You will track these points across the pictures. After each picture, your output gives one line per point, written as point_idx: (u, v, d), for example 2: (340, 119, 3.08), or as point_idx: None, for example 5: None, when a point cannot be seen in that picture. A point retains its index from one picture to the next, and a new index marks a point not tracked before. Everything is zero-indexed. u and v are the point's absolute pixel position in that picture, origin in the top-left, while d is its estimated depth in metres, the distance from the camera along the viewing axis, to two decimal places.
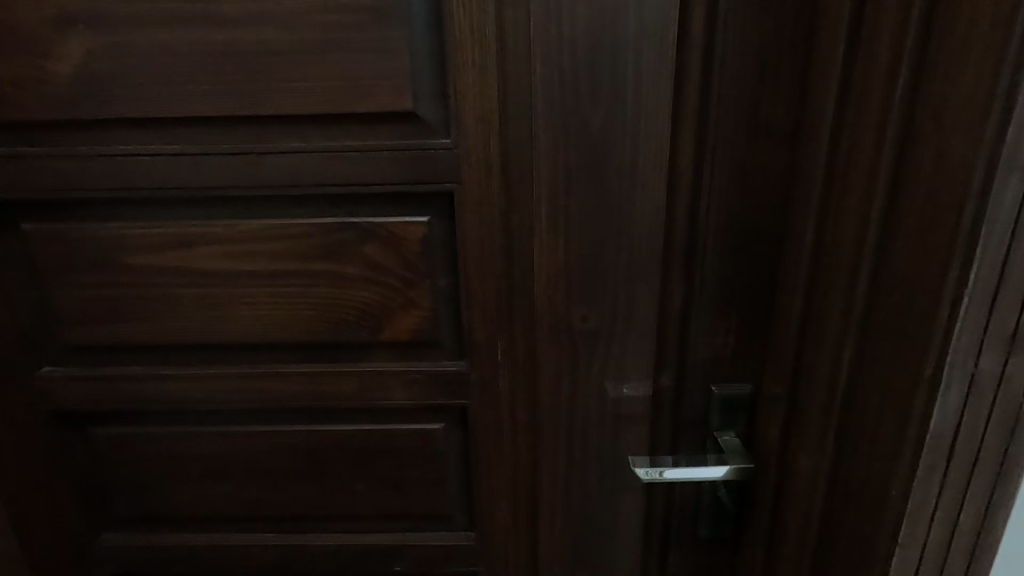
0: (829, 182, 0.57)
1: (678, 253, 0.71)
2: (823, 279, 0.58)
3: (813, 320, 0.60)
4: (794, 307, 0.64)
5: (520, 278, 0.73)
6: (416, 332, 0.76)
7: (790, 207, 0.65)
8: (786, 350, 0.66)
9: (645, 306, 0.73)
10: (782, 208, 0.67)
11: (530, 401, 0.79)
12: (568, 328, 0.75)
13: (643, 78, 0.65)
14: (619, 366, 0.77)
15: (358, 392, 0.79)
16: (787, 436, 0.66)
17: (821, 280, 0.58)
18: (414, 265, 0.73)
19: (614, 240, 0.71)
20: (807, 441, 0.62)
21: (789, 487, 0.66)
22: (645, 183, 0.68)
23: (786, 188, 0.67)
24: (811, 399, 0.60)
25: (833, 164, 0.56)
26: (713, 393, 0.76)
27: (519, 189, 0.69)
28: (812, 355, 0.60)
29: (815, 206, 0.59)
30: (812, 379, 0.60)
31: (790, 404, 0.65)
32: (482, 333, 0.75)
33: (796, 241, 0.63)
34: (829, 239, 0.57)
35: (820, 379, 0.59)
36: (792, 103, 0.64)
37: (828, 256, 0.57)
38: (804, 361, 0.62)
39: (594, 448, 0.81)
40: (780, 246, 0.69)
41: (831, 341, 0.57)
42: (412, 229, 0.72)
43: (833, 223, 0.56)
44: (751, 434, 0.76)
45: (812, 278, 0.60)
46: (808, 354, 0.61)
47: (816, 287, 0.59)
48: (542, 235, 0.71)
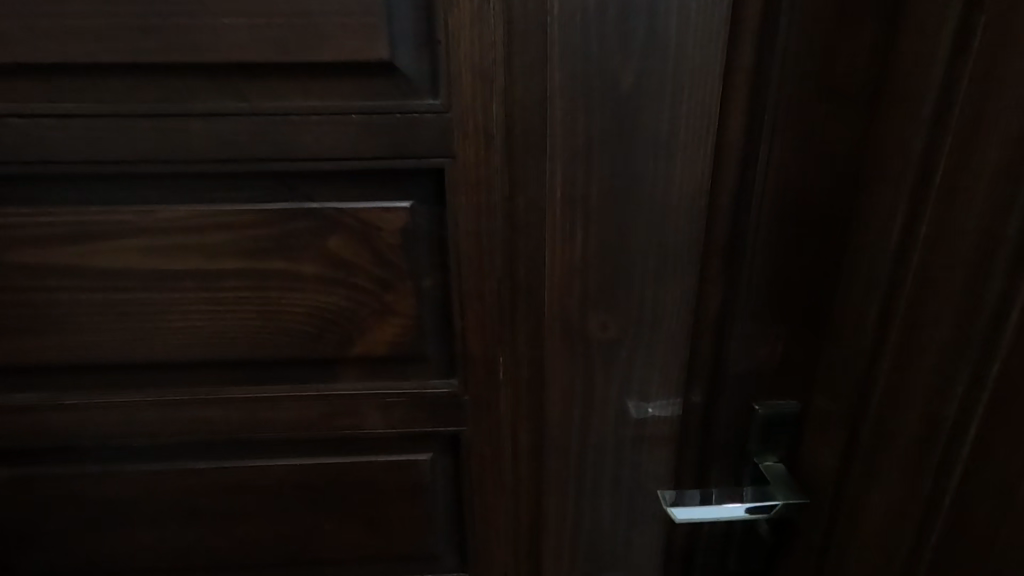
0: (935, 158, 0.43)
1: (721, 248, 0.58)
2: (915, 286, 0.46)
3: (898, 335, 0.48)
4: (869, 316, 0.50)
5: (526, 280, 0.59)
6: (395, 345, 0.61)
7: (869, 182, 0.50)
8: (855, 365, 0.52)
9: (678, 308, 0.62)
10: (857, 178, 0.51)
11: (535, 425, 0.66)
12: (584, 338, 0.62)
13: (689, 28, 0.52)
14: (644, 380, 0.65)
15: (324, 419, 0.64)
16: (858, 470, 0.53)
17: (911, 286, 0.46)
18: (392, 263, 0.58)
19: (643, 233, 0.58)
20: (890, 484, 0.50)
21: (857, 532, 0.53)
22: (688, 164, 0.56)
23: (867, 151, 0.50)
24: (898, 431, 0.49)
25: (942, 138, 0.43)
26: (755, 414, 0.62)
27: (527, 165, 0.55)
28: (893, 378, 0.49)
29: (910, 187, 0.45)
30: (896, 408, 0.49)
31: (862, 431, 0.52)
32: (478, 345, 0.61)
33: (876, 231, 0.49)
34: (930, 235, 0.44)
35: (910, 408, 0.47)
36: (876, 47, 0.48)
37: (926, 257, 0.45)
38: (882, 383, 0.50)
39: (609, 476, 0.68)
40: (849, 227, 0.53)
41: (928, 362, 0.46)
42: (389, 216, 0.56)
43: (940, 217, 0.43)
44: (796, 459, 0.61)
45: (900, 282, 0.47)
46: (893, 377, 0.49)
47: (906, 295, 0.47)
48: (553, 225, 0.56)
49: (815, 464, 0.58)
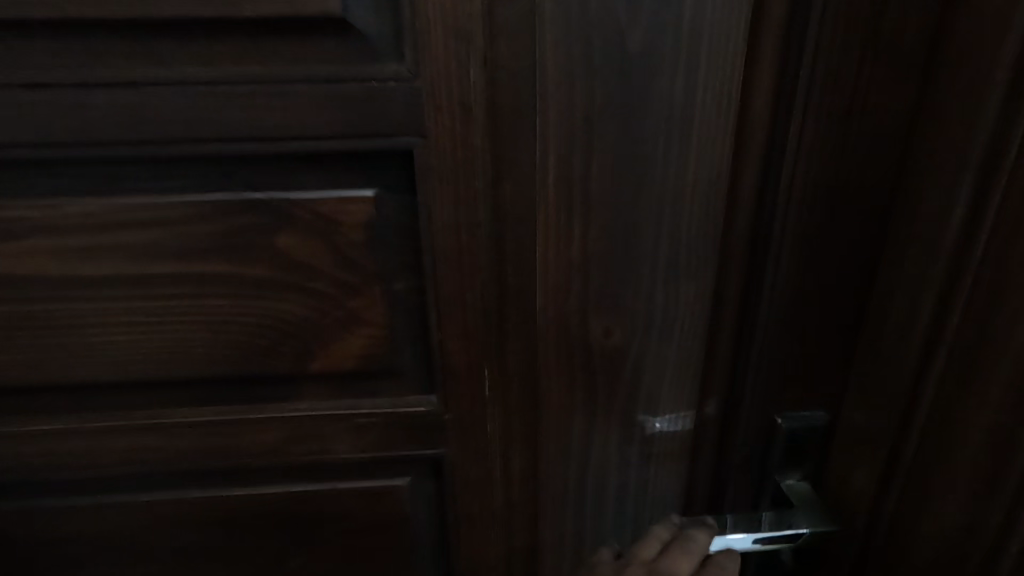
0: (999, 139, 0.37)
1: (742, 241, 0.50)
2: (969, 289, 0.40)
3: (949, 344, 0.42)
4: (915, 321, 0.44)
5: (515, 281, 0.50)
6: (365, 359, 0.53)
7: (920, 168, 0.43)
8: (897, 377, 0.46)
9: (691, 311, 0.53)
10: (903, 164, 0.45)
11: (529, 445, 0.57)
12: (584, 346, 0.53)
13: None
14: (651, 396, 0.57)
15: (285, 445, 0.55)
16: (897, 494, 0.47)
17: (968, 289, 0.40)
18: (356, 264, 0.49)
19: (652, 222, 0.49)
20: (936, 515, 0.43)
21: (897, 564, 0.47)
22: (707, 143, 0.47)
23: (916, 132, 0.43)
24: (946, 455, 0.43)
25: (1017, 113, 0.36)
26: (778, 427, 0.55)
27: (515, 145, 0.45)
28: (943, 393, 0.43)
29: (971, 174, 0.39)
30: (944, 427, 0.43)
31: (901, 451, 0.46)
32: (461, 360, 0.52)
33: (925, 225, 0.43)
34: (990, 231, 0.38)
35: (959, 428, 0.42)
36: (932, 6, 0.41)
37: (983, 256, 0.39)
38: (926, 398, 0.44)
39: (613, 497, 0.61)
40: (890, 218, 0.47)
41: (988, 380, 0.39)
42: (350, 209, 0.47)
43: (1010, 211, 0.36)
44: (823, 474, 0.55)
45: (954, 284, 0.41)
46: (945, 393, 0.42)
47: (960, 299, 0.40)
48: (545, 216, 0.48)
49: (846, 483, 0.52)
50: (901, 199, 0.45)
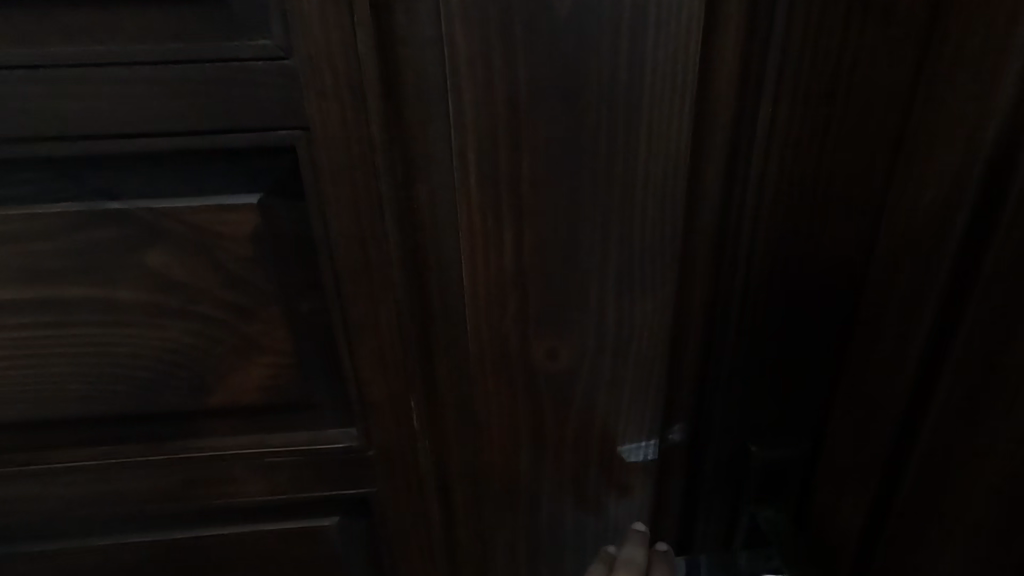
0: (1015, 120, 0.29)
1: (705, 247, 0.42)
2: (971, 308, 0.33)
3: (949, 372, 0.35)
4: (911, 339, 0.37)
5: (439, 297, 0.42)
6: (269, 391, 0.45)
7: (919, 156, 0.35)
8: (888, 403, 0.39)
9: (649, 330, 0.45)
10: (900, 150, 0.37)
11: (469, 479, 0.50)
12: (526, 371, 0.46)
13: None
14: (608, 426, 0.48)
15: (187, 488, 0.48)
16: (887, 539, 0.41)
17: (971, 309, 0.33)
18: (245, 282, 0.41)
19: (598, 226, 0.41)
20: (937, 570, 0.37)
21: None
22: (660, 132, 0.38)
23: (915, 111, 0.35)
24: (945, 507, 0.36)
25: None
26: (751, 455, 0.48)
27: (425, 137, 0.37)
28: (940, 429, 0.36)
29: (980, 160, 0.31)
30: (939, 471, 0.36)
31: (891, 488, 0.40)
32: (381, 390, 0.45)
33: (926, 225, 0.35)
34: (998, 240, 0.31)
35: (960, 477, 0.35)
36: None
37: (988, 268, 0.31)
38: (925, 434, 0.37)
39: (569, 538, 0.53)
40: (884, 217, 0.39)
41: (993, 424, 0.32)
42: (230, 218, 0.39)
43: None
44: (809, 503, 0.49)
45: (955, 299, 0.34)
46: (944, 432, 0.36)
47: (963, 318, 0.33)
48: (468, 223, 0.40)
49: (832, 518, 0.46)
50: (899, 191, 0.37)
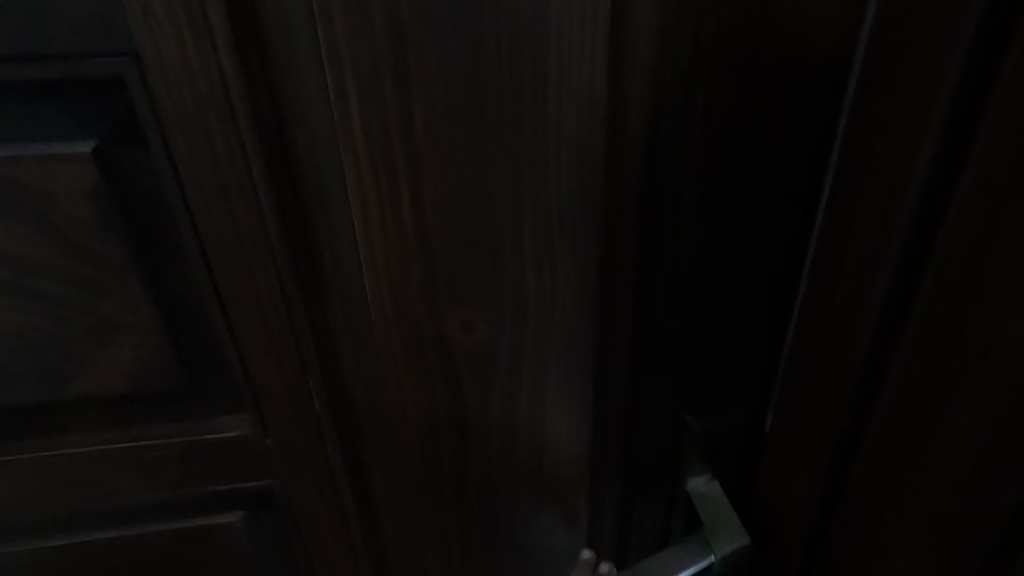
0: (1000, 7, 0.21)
1: (630, 200, 0.37)
2: (937, 267, 0.25)
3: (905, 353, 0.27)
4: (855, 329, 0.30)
5: (331, 263, 0.37)
6: (139, 379, 0.39)
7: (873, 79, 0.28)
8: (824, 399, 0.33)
9: (574, 296, 0.40)
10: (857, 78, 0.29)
11: (388, 466, 0.46)
12: (439, 344, 0.41)
13: None
14: (535, 404, 0.44)
15: (52, 495, 0.41)
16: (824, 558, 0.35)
17: (936, 267, 0.25)
18: (90, 251, 0.34)
19: (508, 176, 0.35)
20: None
21: None
22: (573, 63, 0.33)
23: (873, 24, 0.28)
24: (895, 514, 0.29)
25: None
26: (687, 427, 0.45)
27: (290, 70, 0.31)
28: (885, 426, 0.29)
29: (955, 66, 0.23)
30: (889, 473, 0.29)
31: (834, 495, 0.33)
32: (272, 370, 0.39)
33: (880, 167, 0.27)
34: (973, 177, 0.23)
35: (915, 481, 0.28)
36: None
37: (960, 213, 0.24)
38: (869, 434, 0.30)
39: (504, 522, 0.49)
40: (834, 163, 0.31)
41: (958, 414, 0.25)
42: (55, 171, 0.31)
43: (1014, 137, 0.21)
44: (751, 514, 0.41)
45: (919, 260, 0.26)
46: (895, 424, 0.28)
47: (927, 280, 0.26)
48: (357, 176, 0.34)
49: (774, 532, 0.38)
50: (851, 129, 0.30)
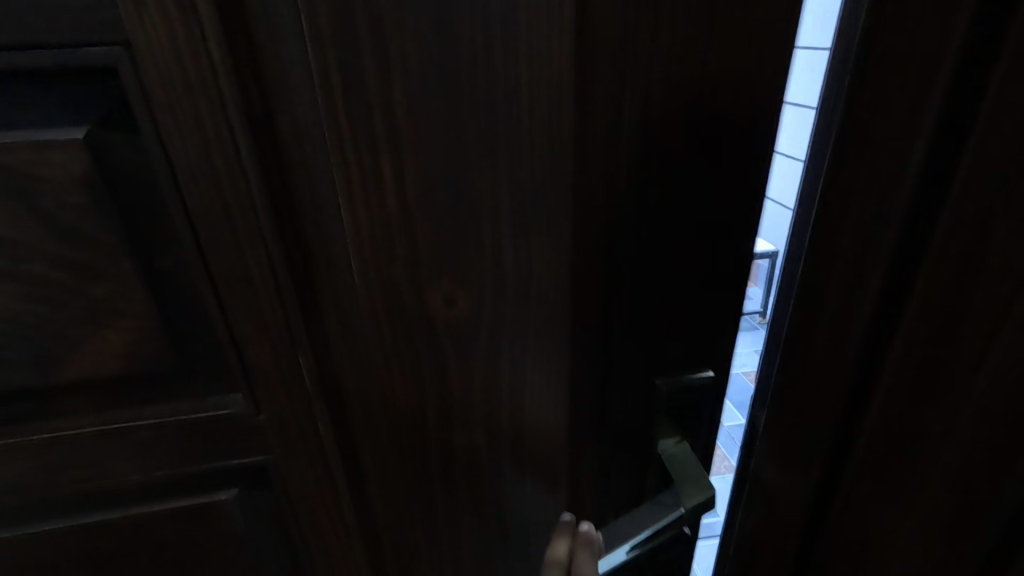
0: (986, 36, 0.28)
1: (599, 181, 0.39)
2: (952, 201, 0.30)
3: (897, 354, 0.35)
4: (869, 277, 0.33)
5: (318, 243, 0.39)
6: (132, 360, 0.40)
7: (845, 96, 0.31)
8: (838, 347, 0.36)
9: (549, 274, 0.42)
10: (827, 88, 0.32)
11: (375, 441, 0.47)
12: (423, 319, 0.43)
13: None
14: (516, 376, 0.46)
15: (44, 479, 0.42)
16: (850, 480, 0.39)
17: (919, 289, 0.33)
18: (82, 235, 0.35)
19: (485, 159, 0.37)
20: (902, 545, 0.38)
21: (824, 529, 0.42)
22: (542, 53, 0.34)
23: (840, 36, 0.31)
24: (909, 483, 0.37)
25: (999, 58, 0.27)
26: (658, 390, 0.49)
27: (275, 58, 0.33)
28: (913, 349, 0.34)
29: (927, 130, 0.30)
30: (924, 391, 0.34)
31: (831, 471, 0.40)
32: (263, 349, 0.41)
33: (858, 196, 0.32)
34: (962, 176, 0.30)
35: (928, 453, 0.36)
36: None
37: (942, 248, 0.32)
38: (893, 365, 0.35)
39: (489, 491, 0.52)
40: (809, 167, 0.34)
41: (965, 397, 0.33)
42: (47, 157, 0.33)
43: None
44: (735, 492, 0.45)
45: (903, 281, 0.33)
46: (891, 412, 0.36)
47: (913, 299, 0.33)
48: (340, 157, 0.36)
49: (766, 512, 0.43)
50: (825, 137, 0.32)
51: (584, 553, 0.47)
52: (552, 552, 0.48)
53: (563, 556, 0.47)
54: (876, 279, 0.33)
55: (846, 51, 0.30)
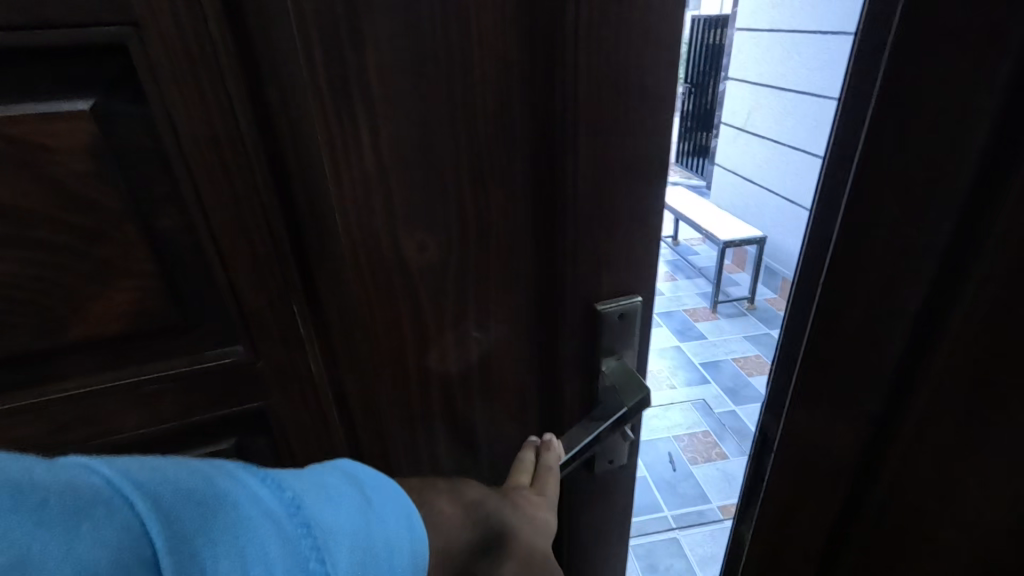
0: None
1: (539, 139, 0.48)
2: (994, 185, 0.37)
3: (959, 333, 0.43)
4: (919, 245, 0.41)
5: (308, 202, 0.44)
6: (135, 320, 0.44)
7: (845, 152, 0.40)
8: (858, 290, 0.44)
9: (504, 220, 0.51)
10: (837, 136, 0.40)
11: (362, 380, 0.54)
12: (400, 268, 0.50)
13: None
14: (482, 312, 0.55)
15: (54, 437, 0.45)
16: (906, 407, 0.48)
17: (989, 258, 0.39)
18: (89, 201, 0.39)
19: (448, 122, 0.45)
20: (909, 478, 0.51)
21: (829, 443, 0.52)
22: (491, 34, 0.43)
23: (863, 50, 0.37)
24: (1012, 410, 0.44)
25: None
26: (602, 314, 0.57)
27: (268, 41, 0.38)
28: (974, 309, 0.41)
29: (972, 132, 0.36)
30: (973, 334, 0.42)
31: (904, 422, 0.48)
32: (260, 301, 0.46)
33: (888, 222, 0.41)
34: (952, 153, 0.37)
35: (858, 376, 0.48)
36: None
37: (867, 235, 0.42)
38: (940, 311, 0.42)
39: (464, 418, 0.60)
40: (829, 164, 0.41)
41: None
42: (57, 129, 0.36)
43: None
44: (769, 446, 0.54)
45: (978, 256, 0.40)
46: (946, 391, 0.45)
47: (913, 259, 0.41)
48: (326, 126, 0.42)
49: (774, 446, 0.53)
50: (853, 137, 0.39)
51: (549, 448, 0.59)
52: (522, 458, 0.58)
53: (531, 459, 0.58)
54: (891, 250, 0.42)
55: (875, 57, 0.36)
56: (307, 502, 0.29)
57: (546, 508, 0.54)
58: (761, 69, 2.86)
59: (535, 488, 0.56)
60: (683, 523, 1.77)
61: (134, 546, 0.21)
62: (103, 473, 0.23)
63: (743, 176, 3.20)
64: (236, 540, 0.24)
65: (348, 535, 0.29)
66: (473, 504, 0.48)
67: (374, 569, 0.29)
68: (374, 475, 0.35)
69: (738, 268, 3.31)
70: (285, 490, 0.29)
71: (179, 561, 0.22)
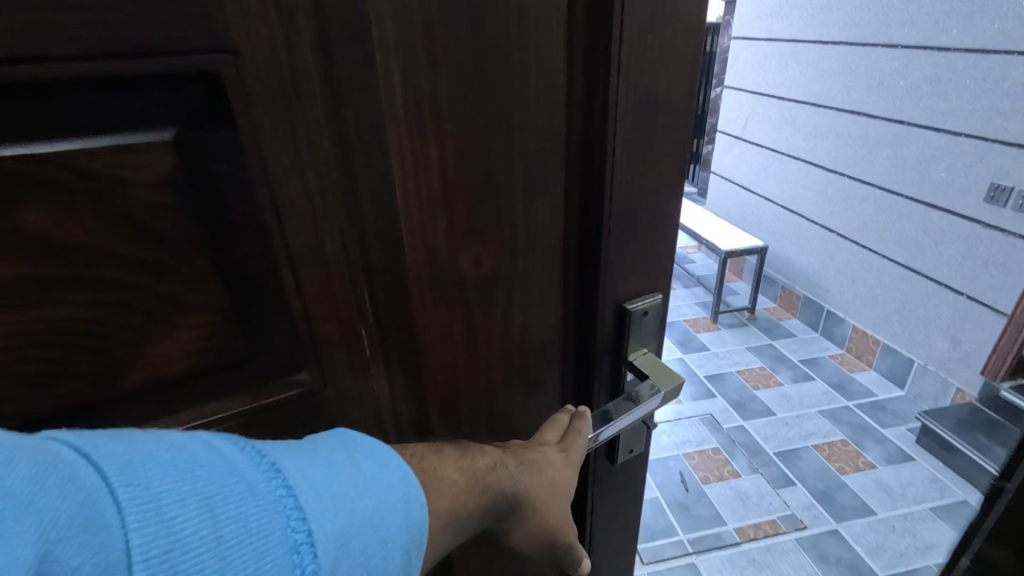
0: None
1: (580, 154, 0.52)
2: None
3: None
4: None
5: (376, 224, 0.44)
6: (200, 356, 0.42)
7: None
8: None
9: (551, 230, 0.54)
10: None
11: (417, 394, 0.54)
12: (457, 283, 0.51)
13: None
14: (528, 320, 0.57)
15: None
16: None
17: None
18: (161, 235, 0.37)
19: (505, 142, 0.47)
20: None
21: None
22: (546, 61, 0.46)
23: None
24: None
25: None
26: (633, 312, 0.61)
27: (351, 70, 0.39)
28: None
29: None
30: None
31: None
32: (326, 326, 0.45)
33: None
34: None
35: None
36: None
37: None
38: None
39: (507, 422, 0.62)
40: None
41: None
42: (136, 160, 0.35)
43: None
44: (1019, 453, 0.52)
45: None
46: None
47: None
48: (396, 148, 0.43)
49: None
50: None
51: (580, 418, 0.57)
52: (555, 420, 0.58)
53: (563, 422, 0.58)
54: None
55: None
56: (289, 467, 0.29)
57: (563, 467, 0.53)
58: (761, 79, 3.15)
59: (559, 447, 0.55)
60: (701, 549, 1.76)
61: (89, 507, 0.22)
62: (74, 441, 0.24)
63: (739, 181, 3.45)
64: (201, 497, 0.25)
65: (331, 500, 0.29)
66: (486, 471, 0.46)
67: (362, 520, 0.31)
68: (374, 440, 0.36)
69: (738, 277, 3.50)
70: (264, 454, 0.29)
71: (136, 521, 0.22)
